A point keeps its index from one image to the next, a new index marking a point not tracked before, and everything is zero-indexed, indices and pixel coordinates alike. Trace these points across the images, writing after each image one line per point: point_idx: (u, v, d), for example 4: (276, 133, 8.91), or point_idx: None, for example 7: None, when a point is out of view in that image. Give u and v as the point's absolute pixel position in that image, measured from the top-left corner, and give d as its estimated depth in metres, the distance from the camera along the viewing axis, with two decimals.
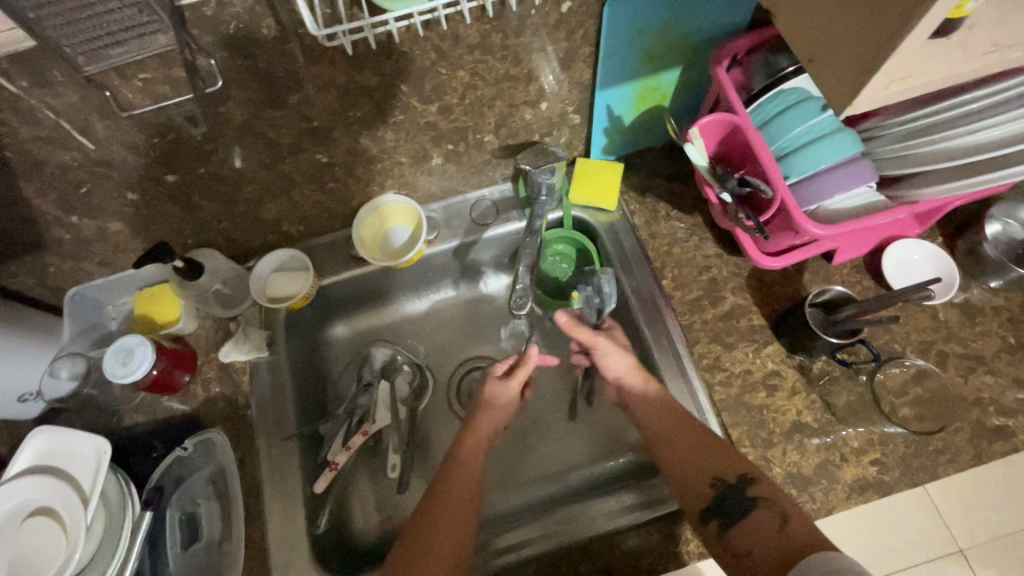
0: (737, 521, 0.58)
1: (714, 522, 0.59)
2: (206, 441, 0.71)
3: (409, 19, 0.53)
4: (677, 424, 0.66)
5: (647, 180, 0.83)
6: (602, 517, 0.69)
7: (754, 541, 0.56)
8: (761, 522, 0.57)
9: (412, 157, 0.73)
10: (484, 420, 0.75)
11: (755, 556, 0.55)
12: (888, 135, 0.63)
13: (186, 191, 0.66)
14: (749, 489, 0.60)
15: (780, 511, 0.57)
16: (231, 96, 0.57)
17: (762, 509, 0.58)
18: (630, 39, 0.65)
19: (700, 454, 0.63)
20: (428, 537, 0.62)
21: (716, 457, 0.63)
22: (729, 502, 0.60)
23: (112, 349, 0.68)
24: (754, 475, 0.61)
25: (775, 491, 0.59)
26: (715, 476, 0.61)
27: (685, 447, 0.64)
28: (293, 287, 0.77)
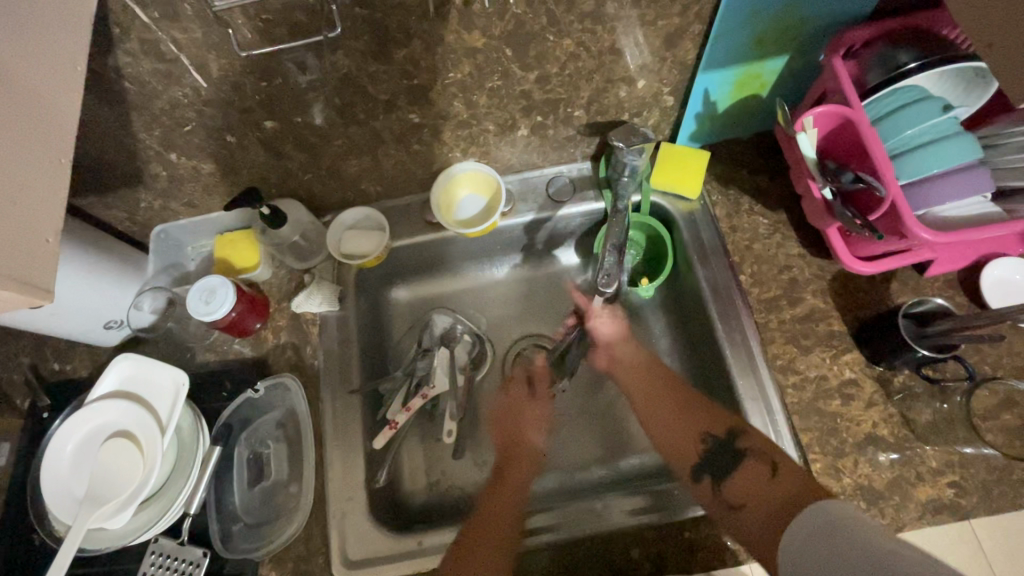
0: (729, 474, 0.62)
1: (706, 479, 0.64)
2: (277, 385, 0.74)
3: None
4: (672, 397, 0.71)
5: (732, 172, 0.81)
6: (622, 512, 0.69)
7: (749, 493, 0.59)
8: (752, 473, 0.61)
9: (500, 126, 0.73)
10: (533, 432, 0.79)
11: (749, 506, 0.58)
12: (1006, 146, 0.60)
13: (281, 139, 0.67)
14: (738, 442, 0.64)
15: (767, 459, 0.60)
16: (343, 46, 0.57)
17: (751, 461, 0.62)
18: (745, 20, 0.62)
19: (687, 413, 0.69)
20: (482, 519, 0.66)
21: (701, 414, 0.68)
22: (719, 457, 0.64)
23: (196, 288, 0.70)
24: (742, 429, 0.64)
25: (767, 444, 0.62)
26: (705, 432, 0.66)
27: (692, 413, 0.69)
28: (368, 246, 0.78)
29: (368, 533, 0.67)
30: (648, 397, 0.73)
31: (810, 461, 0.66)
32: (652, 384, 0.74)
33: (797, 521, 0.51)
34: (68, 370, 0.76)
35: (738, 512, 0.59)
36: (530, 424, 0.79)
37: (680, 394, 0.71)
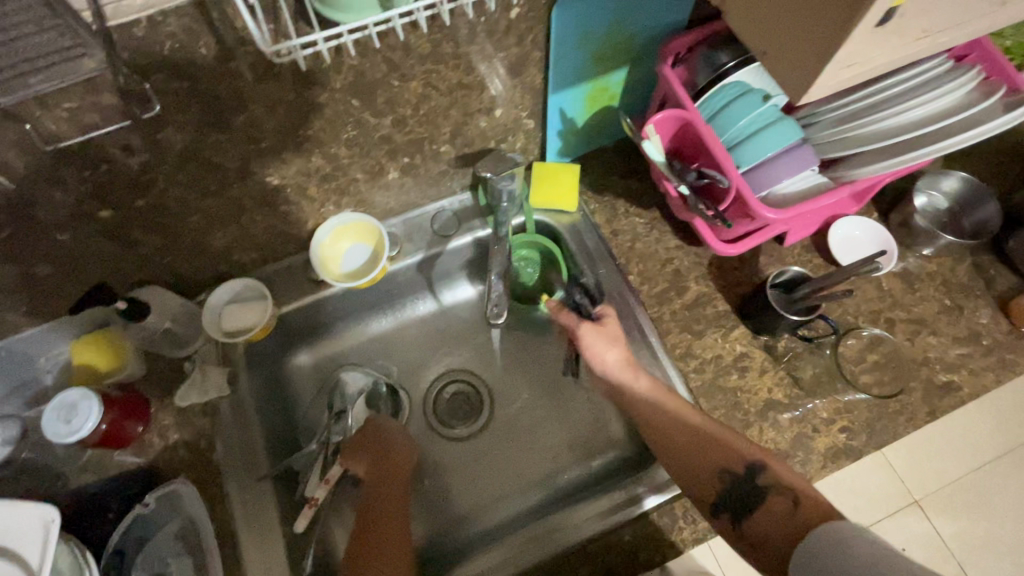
0: (750, 511, 0.58)
1: (725, 516, 0.59)
2: (170, 494, 0.65)
3: (363, 31, 0.51)
4: (684, 431, 0.63)
5: (604, 179, 0.85)
6: (589, 520, 0.68)
7: (768, 528, 0.57)
8: (774, 508, 0.57)
9: (368, 173, 0.71)
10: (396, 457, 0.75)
11: (772, 542, 0.55)
12: (821, 121, 0.69)
13: (125, 226, 0.61)
14: (760, 479, 0.59)
15: (791, 495, 0.56)
16: (171, 122, 0.52)
17: (776, 497, 0.57)
18: (579, 42, 0.66)
19: (701, 446, 0.62)
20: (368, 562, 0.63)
21: (719, 450, 0.62)
22: (739, 494, 0.59)
23: (52, 406, 0.62)
24: (760, 464, 0.60)
25: (783, 474, 0.59)
26: (722, 468, 0.61)
27: (714, 447, 0.62)
28: (250, 318, 0.73)
29: None
30: (656, 425, 0.64)
31: None
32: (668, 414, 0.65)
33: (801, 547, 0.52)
34: None
35: (760, 551, 0.57)
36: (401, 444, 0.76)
37: (695, 427, 0.63)
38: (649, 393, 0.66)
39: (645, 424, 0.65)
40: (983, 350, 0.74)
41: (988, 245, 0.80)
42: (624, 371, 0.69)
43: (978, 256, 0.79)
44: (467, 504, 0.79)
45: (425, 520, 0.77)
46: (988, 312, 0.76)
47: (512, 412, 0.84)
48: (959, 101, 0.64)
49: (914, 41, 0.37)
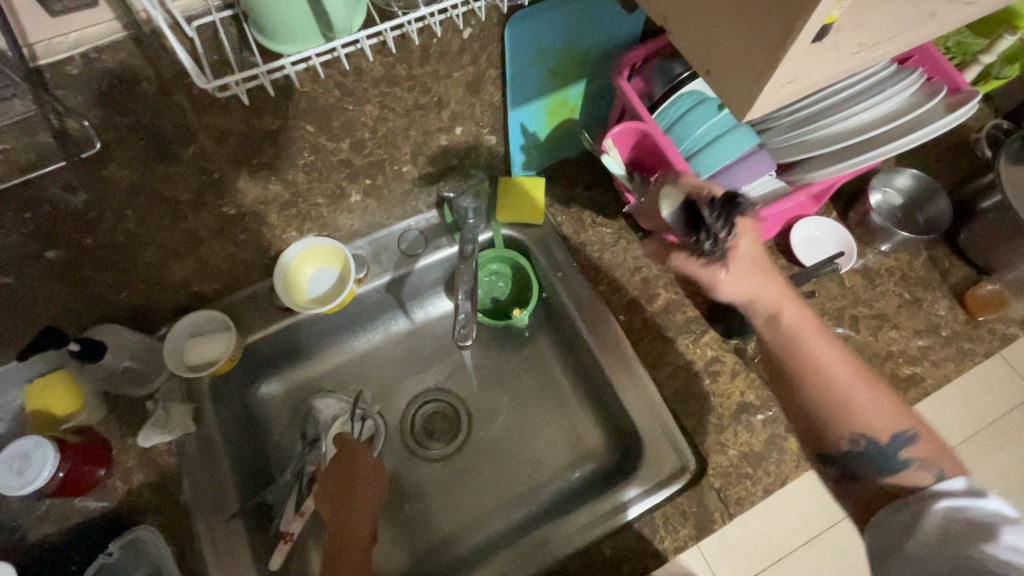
0: (878, 478, 0.53)
1: (833, 470, 0.57)
2: (133, 542, 0.63)
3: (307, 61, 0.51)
4: (855, 374, 0.56)
5: (570, 191, 0.85)
6: (577, 532, 0.69)
7: (891, 485, 0.52)
8: (911, 484, 0.51)
9: (329, 197, 0.70)
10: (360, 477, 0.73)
11: (872, 488, 0.53)
12: (775, 126, 0.70)
13: (74, 265, 0.59)
14: (902, 450, 0.53)
15: (938, 473, 0.50)
16: (115, 157, 0.51)
17: (911, 470, 0.52)
18: (534, 58, 0.66)
19: (862, 399, 0.55)
20: None
21: (861, 408, 0.55)
22: (874, 457, 0.54)
23: (4, 456, 0.59)
24: (915, 432, 0.54)
25: (937, 448, 0.53)
26: (851, 433, 0.55)
27: (860, 390, 0.56)
28: (214, 351, 0.71)
29: None
30: (820, 382, 0.56)
31: (699, 444, 0.70)
32: (840, 358, 0.57)
33: (875, 526, 0.50)
34: None
35: (858, 512, 0.54)
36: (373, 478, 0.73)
37: (833, 350, 0.57)
38: (832, 347, 0.58)
39: (804, 349, 0.57)
40: (943, 340, 0.76)
41: (941, 238, 0.83)
42: (756, 277, 0.61)
43: (933, 249, 0.82)
44: (451, 523, 0.77)
45: (405, 545, 0.76)
46: (944, 303, 0.79)
47: (495, 426, 0.83)
48: (905, 102, 0.65)
49: (848, 56, 0.38)
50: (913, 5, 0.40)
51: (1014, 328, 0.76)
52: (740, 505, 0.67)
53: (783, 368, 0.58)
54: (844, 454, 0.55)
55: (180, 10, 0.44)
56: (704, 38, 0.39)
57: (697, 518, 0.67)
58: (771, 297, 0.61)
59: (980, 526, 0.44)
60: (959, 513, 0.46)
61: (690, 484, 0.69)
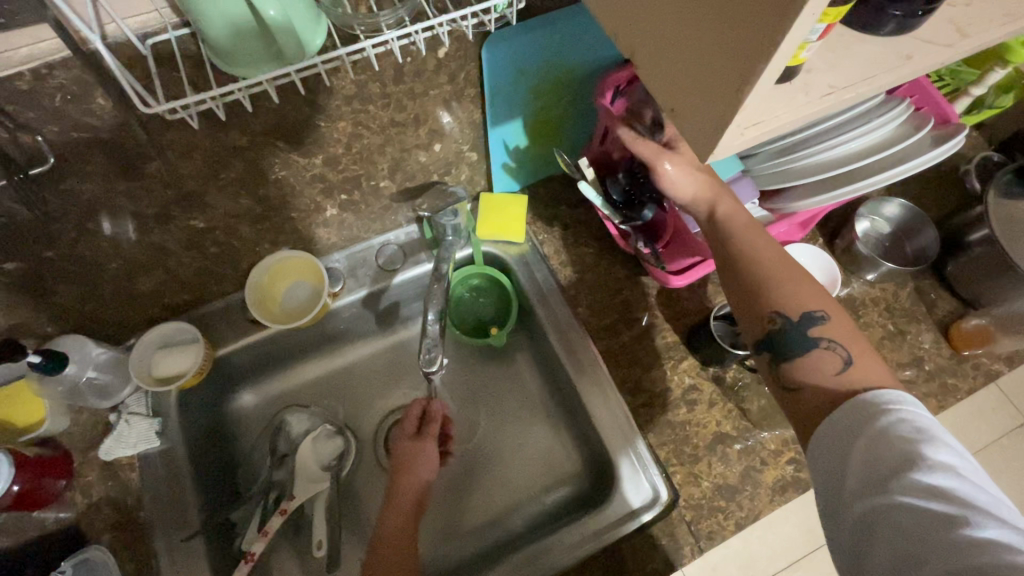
0: (797, 356, 0.51)
1: (765, 355, 0.53)
2: (84, 563, 0.61)
3: (262, 86, 0.50)
4: (777, 256, 0.55)
5: (553, 209, 0.84)
6: (564, 552, 0.66)
7: (810, 376, 0.50)
8: (823, 360, 0.50)
9: (304, 211, 0.69)
10: (410, 476, 0.68)
11: (806, 392, 0.50)
12: (760, 155, 0.69)
13: (34, 277, 0.58)
14: (812, 329, 0.51)
15: (845, 352, 0.49)
16: (74, 171, 0.50)
17: (824, 350, 0.50)
18: (514, 77, 0.65)
19: (785, 265, 0.55)
20: None
21: (783, 278, 0.54)
22: (793, 336, 0.52)
23: None
24: (827, 313, 0.52)
25: (848, 329, 0.51)
26: (773, 309, 0.53)
27: (786, 271, 0.54)
28: (182, 363, 0.70)
29: None
30: (745, 251, 0.56)
31: (672, 474, 0.69)
32: (763, 242, 0.56)
33: (829, 421, 0.46)
34: None
35: (793, 398, 0.52)
36: (408, 471, 0.68)
37: (764, 241, 0.56)
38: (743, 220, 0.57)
39: (736, 237, 0.57)
40: (925, 375, 0.75)
41: (929, 269, 0.81)
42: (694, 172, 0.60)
43: (919, 280, 0.81)
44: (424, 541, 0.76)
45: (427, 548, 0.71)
46: (929, 336, 0.77)
47: (476, 441, 0.82)
48: (896, 130, 0.64)
49: (818, 98, 0.37)
50: (890, 47, 0.39)
51: (1001, 364, 0.75)
52: (711, 540, 0.66)
53: (723, 256, 0.57)
54: (771, 334, 0.53)
55: (135, 29, 0.45)
56: (667, 78, 0.38)
57: (667, 550, 0.65)
58: (713, 190, 0.59)
59: (907, 453, 0.41)
60: (883, 440, 0.42)
61: (662, 516, 0.67)
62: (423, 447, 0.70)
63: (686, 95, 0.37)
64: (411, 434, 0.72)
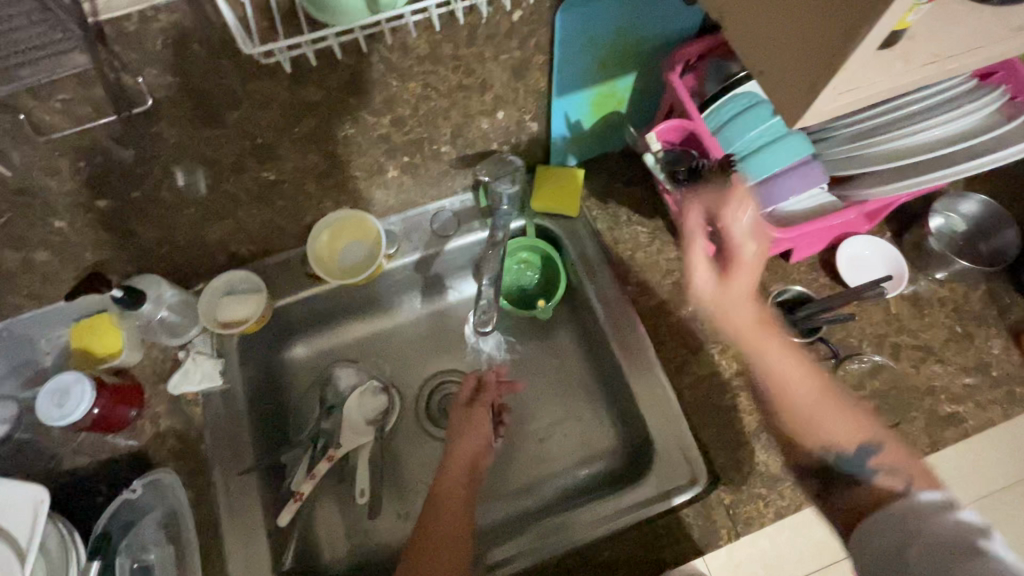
0: (858, 476, 0.54)
1: (817, 485, 0.57)
2: (154, 483, 0.66)
3: (350, 34, 0.51)
4: (814, 377, 0.61)
5: (608, 186, 0.83)
6: (593, 522, 0.68)
7: (868, 485, 0.53)
8: (884, 485, 0.51)
9: (367, 171, 0.71)
10: (463, 443, 0.73)
11: (847, 493, 0.53)
12: (832, 138, 0.66)
13: (121, 215, 0.62)
14: (869, 458, 0.55)
15: (905, 477, 0.51)
16: (165, 115, 0.53)
17: (878, 477, 0.53)
18: (582, 46, 0.64)
19: (841, 414, 0.59)
20: (425, 532, 0.64)
21: (827, 394, 0.60)
22: (848, 475, 0.55)
23: (47, 388, 0.63)
24: (875, 442, 0.56)
25: (901, 454, 0.54)
26: (824, 445, 0.57)
27: (799, 374, 0.62)
28: (243, 311, 0.73)
29: None
30: (780, 363, 0.63)
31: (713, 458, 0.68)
32: (800, 366, 0.62)
33: (880, 518, 0.49)
34: None
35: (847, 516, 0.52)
36: (467, 437, 0.74)
37: (795, 360, 0.63)
38: (790, 355, 0.63)
39: (775, 369, 0.63)
40: (992, 381, 0.71)
41: (1003, 272, 0.77)
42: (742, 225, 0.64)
43: (993, 283, 0.76)
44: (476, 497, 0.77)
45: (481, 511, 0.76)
46: (998, 342, 0.73)
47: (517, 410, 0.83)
48: (980, 122, 0.61)
49: (918, 67, 0.35)
50: (1001, 16, 0.37)
51: None
52: (749, 526, 0.66)
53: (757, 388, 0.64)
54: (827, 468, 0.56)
55: None
56: (757, 43, 0.38)
57: (702, 530, 0.65)
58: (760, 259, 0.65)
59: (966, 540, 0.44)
60: (943, 528, 0.45)
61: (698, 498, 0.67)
62: (478, 415, 0.75)
63: (776, 60, 0.37)
64: (466, 401, 0.77)
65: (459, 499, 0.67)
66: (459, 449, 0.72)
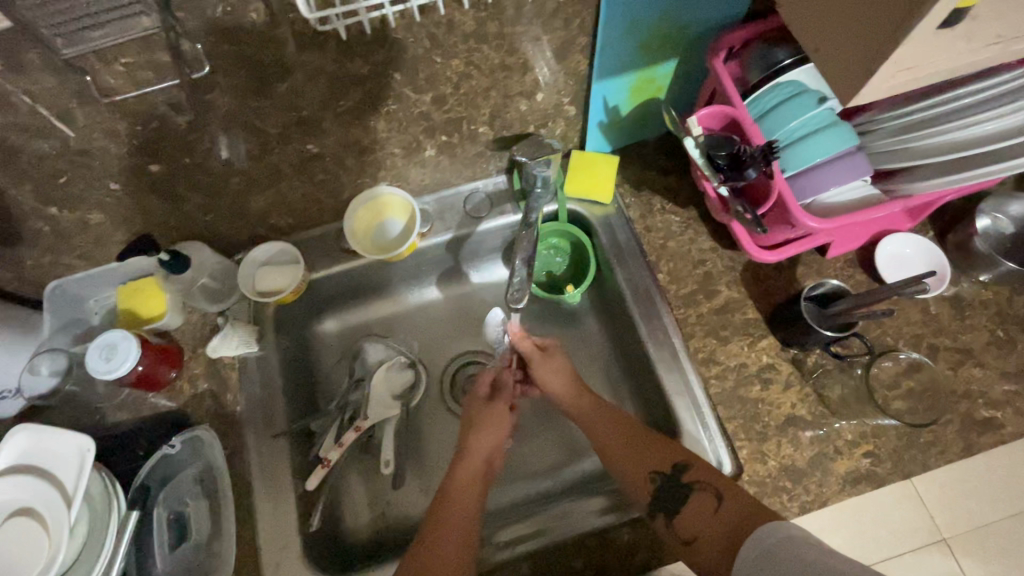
0: (678, 509, 0.60)
1: (660, 515, 0.61)
2: (195, 440, 0.69)
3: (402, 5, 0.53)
4: (627, 440, 0.66)
5: (642, 174, 0.83)
6: (587, 516, 0.68)
7: (703, 529, 0.57)
8: (697, 504, 0.59)
9: (405, 148, 0.72)
10: (475, 441, 0.72)
11: (699, 540, 0.57)
12: (879, 131, 0.64)
13: (171, 181, 0.64)
14: (683, 476, 0.61)
15: (712, 490, 0.59)
16: (219, 83, 0.55)
17: (696, 493, 0.60)
18: (627, 29, 0.64)
19: (635, 449, 0.65)
20: (437, 521, 0.63)
21: (647, 450, 0.64)
22: (668, 493, 0.61)
23: (96, 344, 0.66)
24: (685, 463, 0.62)
25: (708, 471, 0.61)
26: (654, 470, 0.63)
27: (616, 448, 0.66)
28: (282, 280, 0.75)
29: None
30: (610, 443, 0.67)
31: (737, 449, 0.68)
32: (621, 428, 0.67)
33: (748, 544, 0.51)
34: None
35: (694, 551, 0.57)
36: (484, 438, 0.72)
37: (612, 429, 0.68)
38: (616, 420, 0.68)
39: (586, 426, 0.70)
40: None
41: None
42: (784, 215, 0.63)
43: None
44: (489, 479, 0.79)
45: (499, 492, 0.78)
46: None
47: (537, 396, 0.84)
48: None
49: (981, 47, 0.35)
50: None
51: None
52: None
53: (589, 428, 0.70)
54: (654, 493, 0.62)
55: None
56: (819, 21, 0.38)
57: None
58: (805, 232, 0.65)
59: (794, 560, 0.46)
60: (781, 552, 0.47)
61: None
62: (497, 412, 0.74)
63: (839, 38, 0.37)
64: (484, 398, 0.76)
65: (470, 487, 0.67)
66: (473, 447, 0.71)
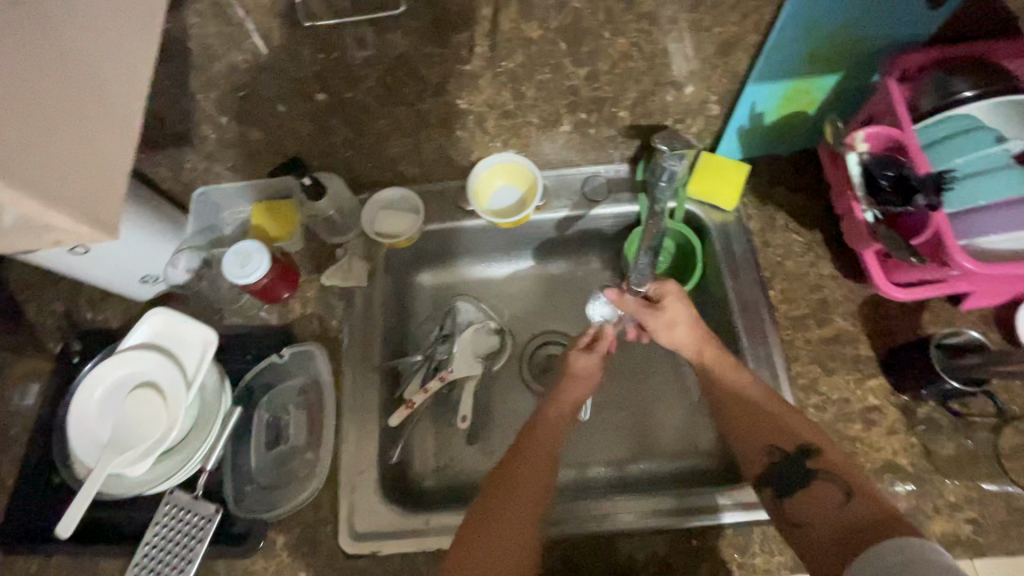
0: (796, 491, 0.58)
1: (767, 490, 0.60)
2: (304, 352, 0.75)
3: None
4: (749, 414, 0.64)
5: (769, 187, 0.80)
6: (640, 511, 0.67)
7: (819, 516, 0.55)
8: (821, 495, 0.56)
9: (543, 120, 0.73)
10: (560, 395, 0.74)
11: (810, 524, 0.55)
12: None
13: (330, 112, 0.68)
14: (807, 462, 0.59)
15: (842, 487, 0.55)
16: (403, 25, 0.59)
17: (819, 481, 0.57)
18: (802, 34, 0.61)
19: (768, 424, 0.62)
20: (511, 479, 0.63)
21: (764, 426, 0.63)
22: (787, 472, 0.59)
23: (233, 251, 0.72)
24: (814, 448, 0.60)
25: (842, 467, 0.58)
26: (775, 445, 0.61)
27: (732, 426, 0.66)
28: (399, 226, 0.79)
29: (376, 506, 0.68)
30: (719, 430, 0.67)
31: None
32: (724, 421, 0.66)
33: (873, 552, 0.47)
34: (101, 320, 0.79)
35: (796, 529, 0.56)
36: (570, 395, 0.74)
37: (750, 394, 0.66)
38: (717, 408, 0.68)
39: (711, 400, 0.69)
40: None
41: None
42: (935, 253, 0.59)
43: None
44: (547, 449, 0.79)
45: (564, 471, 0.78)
46: None
47: (614, 386, 0.84)
48: None
49: None
50: None
51: None
52: None
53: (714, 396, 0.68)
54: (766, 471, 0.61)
55: None
56: None
57: None
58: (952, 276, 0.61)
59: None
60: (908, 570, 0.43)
61: None
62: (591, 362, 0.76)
63: None
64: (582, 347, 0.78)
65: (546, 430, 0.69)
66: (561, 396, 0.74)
